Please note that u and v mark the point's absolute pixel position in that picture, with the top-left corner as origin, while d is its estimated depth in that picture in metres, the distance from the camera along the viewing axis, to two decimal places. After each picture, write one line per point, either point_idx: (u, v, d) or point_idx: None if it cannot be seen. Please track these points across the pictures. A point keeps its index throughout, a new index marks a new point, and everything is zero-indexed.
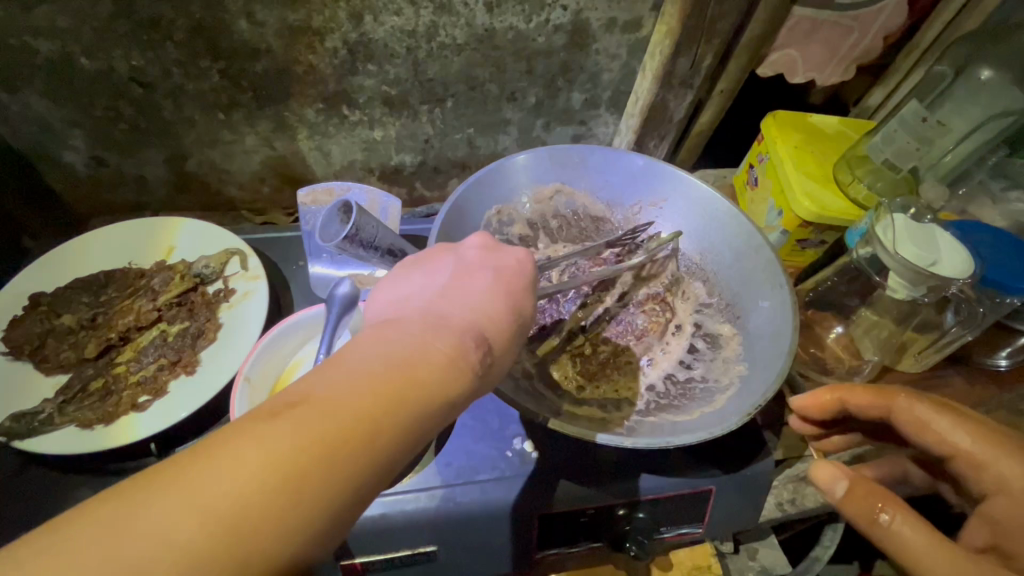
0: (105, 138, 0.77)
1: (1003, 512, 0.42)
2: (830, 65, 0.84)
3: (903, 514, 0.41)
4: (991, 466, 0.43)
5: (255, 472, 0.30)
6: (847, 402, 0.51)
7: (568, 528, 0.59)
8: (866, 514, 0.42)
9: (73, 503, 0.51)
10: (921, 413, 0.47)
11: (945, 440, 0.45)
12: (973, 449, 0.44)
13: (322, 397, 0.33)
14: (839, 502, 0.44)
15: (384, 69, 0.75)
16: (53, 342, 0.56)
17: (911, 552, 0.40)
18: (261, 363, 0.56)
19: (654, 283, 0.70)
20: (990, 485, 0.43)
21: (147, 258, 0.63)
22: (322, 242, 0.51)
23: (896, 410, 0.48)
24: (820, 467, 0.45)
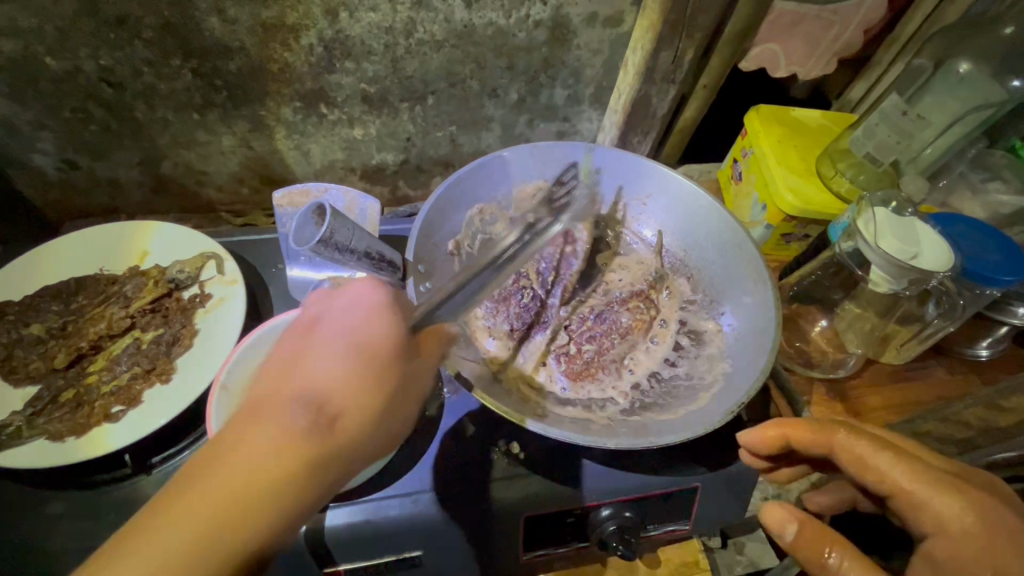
0: (75, 141, 0.75)
1: (940, 552, 0.40)
2: (811, 60, 0.84)
3: (850, 555, 0.41)
4: (926, 505, 0.42)
5: (191, 532, 0.32)
6: (789, 438, 0.49)
7: (555, 528, 0.59)
8: (819, 561, 0.42)
9: (46, 517, 0.50)
10: (861, 452, 0.45)
11: (885, 478, 0.44)
12: (911, 487, 0.43)
13: (235, 465, 0.34)
14: (790, 546, 0.43)
15: (362, 66, 0.73)
16: (22, 352, 0.54)
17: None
18: (238, 370, 0.55)
19: (637, 280, 0.69)
20: (928, 525, 0.42)
21: (120, 263, 0.62)
22: (296, 247, 0.50)
23: (838, 447, 0.46)
24: (770, 510, 0.45)
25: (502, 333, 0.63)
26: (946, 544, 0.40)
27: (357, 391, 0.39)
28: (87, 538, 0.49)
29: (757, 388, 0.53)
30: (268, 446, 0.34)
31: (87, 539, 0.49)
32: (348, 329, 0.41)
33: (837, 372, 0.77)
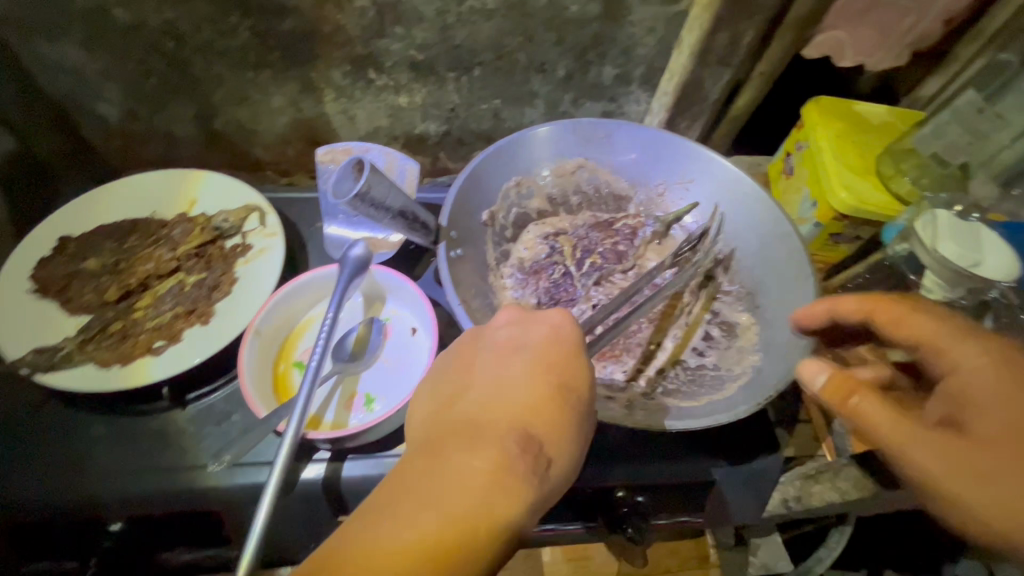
0: (137, 92, 0.79)
1: (954, 388, 0.45)
2: (881, 51, 0.79)
3: (878, 400, 0.43)
4: (950, 350, 0.46)
5: (398, 544, 0.32)
6: (833, 311, 0.50)
7: (566, 504, 0.60)
8: (845, 405, 0.44)
9: (90, 438, 0.54)
10: (905, 313, 0.47)
11: (921, 336, 0.47)
12: (937, 338, 0.46)
13: (459, 469, 0.35)
14: (817, 392, 0.46)
15: (412, 32, 0.74)
16: (78, 284, 0.58)
17: (877, 426, 0.42)
18: (274, 318, 0.57)
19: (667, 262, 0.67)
20: (946, 366, 0.46)
21: (170, 209, 0.64)
22: (334, 201, 0.51)
23: (881, 309, 0.48)
24: (804, 363, 0.47)
25: (529, 306, 0.63)
26: (960, 388, 0.45)
27: (555, 413, 0.41)
28: (125, 460, 0.53)
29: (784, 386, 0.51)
30: (476, 466, 0.36)
31: (124, 462, 0.53)
32: (526, 361, 0.44)
33: None
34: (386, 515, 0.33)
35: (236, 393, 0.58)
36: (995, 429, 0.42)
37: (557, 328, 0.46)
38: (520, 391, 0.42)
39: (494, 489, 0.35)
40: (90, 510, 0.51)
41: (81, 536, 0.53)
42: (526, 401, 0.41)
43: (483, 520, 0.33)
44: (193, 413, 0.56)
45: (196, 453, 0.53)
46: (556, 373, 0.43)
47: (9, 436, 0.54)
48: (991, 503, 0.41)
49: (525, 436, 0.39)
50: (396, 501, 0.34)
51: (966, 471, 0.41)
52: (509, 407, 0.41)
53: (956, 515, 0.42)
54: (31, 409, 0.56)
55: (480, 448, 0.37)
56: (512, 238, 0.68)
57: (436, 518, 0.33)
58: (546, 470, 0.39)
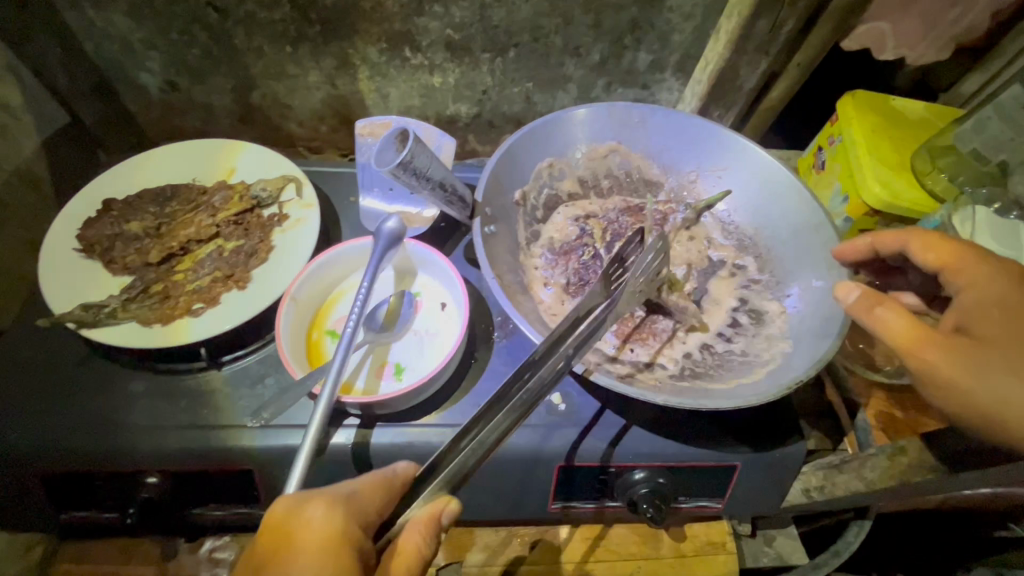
0: (178, 63, 0.80)
1: (969, 300, 0.49)
2: (923, 44, 0.78)
3: (896, 310, 0.48)
4: (965, 270, 0.50)
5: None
6: (876, 241, 0.56)
7: (587, 483, 0.60)
8: (870, 316, 0.49)
9: (129, 395, 0.56)
10: (924, 239, 0.53)
11: (950, 259, 0.51)
12: (946, 260, 0.52)
13: None
14: (849, 306, 0.50)
15: (450, 11, 0.74)
16: (122, 245, 0.59)
17: (887, 332, 0.47)
18: (309, 286, 0.58)
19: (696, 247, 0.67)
20: (964, 283, 0.50)
21: (210, 177, 0.66)
22: (377, 168, 0.52)
23: (913, 239, 0.54)
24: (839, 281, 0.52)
25: (558, 286, 0.63)
26: (987, 300, 0.48)
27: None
28: (163, 416, 0.54)
29: (815, 371, 0.51)
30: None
31: (162, 418, 0.54)
32: (309, 518, 0.42)
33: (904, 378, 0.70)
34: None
35: (271, 357, 0.59)
36: (993, 332, 0.46)
37: (362, 484, 0.45)
38: (304, 557, 0.40)
39: None
40: (131, 461, 0.52)
41: (120, 487, 0.54)
42: (311, 564, 0.40)
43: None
44: (229, 375, 0.58)
45: (231, 413, 0.55)
46: (334, 549, 0.41)
47: (53, 389, 0.56)
48: (997, 398, 0.44)
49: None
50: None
51: (967, 368, 0.45)
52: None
53: (949, 406, 0.46)
54: (74, 364, 0.58)
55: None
56: (542, 219, 0.68)
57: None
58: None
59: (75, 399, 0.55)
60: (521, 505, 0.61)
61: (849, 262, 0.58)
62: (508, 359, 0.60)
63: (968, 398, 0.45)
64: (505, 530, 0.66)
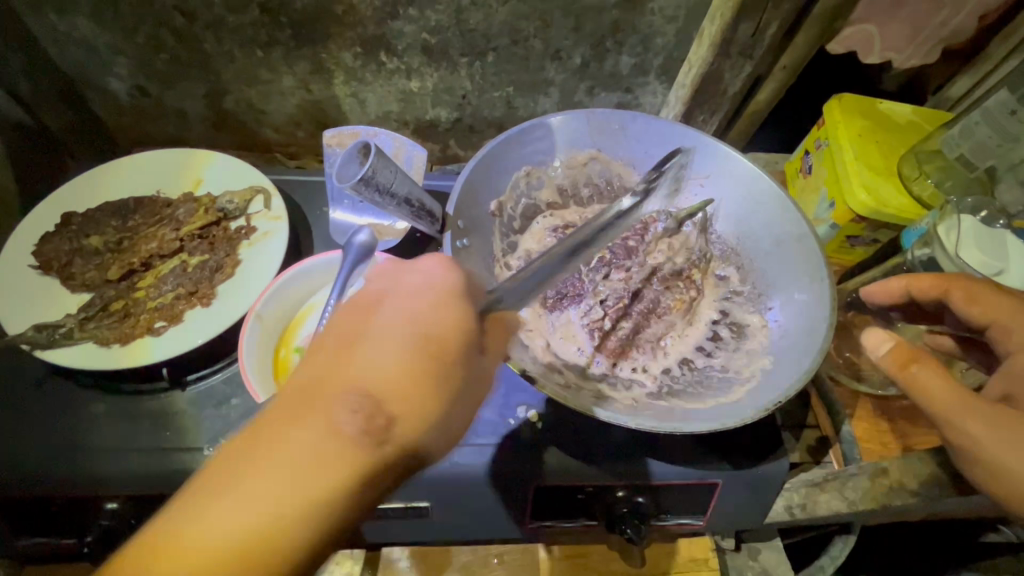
0: (147, 68, 0.78)
1: (1022, 366, 0.47)
2: (911, 46, 0.76)
3: (934, 369, 0.45)
4: (1020, 329, 0.48)
5: (216, 541, 0.31)
6: (909, 285, 0.55)
7: (564, 501, 0.59)
8: (903, 373, 0.46)
9: (88, 417, 0.54)
10: (973, 291, 0.51)
11: (990, 311, 0.50)
12: (1005, 318, 0.50)
13: (300, 443, 0.33)
14: (878, 358, 0.47)
15: (425, 14, 0.72)
16: (81, 261, 0.57)
17: (929, 394, 0.44)
18: (276, 302, 0.56)
19: (679, 259, 0.65)
20: (1016, 345, 0.48)
21: (175, 188, 0.64)
22: (338, 184, 0.50)
23: (955, 288, 0.52)
24: (869, 331, 0.48)
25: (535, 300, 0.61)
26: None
27: (405, 376, 0.37)
28: (123, 439, 0.53)
29: (796, 390, 0.50)
30: (301, 439, 0.33)
31: (122, 441, 0.53)
32: (372, 313, 0.39)
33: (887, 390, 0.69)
34: (200, 515, 0.32)
35: (237, 375, 0.57)
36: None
37: (417, 282, 0.41)
38: (369, 352, 0.37)
39: (330, 454, 0.33)
40: (90, 488, 0.51)
41: (80, 513, 0.53)
42: (376, 357, 0.37)
43: (301, 499, 0.32)
44: (193, 395, 0.56)
45: (195, 435, 0.53)
46: (399, 345, 0.37)
47: (7, 411, 0.54)
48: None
49: (366, 396, 0.35)
50: (210, 489, 0.32)
51: (1020, 444, 0.41)
52: (353, 366, 0.36)
53: (988, 477, 0.43)
54: (32, 384, 0.56)
55: (307, 417, 0.34)
56: (519, 229, 0.66)
57: (273, 518, 0.32)
58: (395, 428, 0.36)
59: (32, 422, 0.54)
60: (498, 525, 0.60)
61: (878, 302, 0.58)
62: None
63: (1013, 475, 0.41)
64: (483, 549, 0.65)
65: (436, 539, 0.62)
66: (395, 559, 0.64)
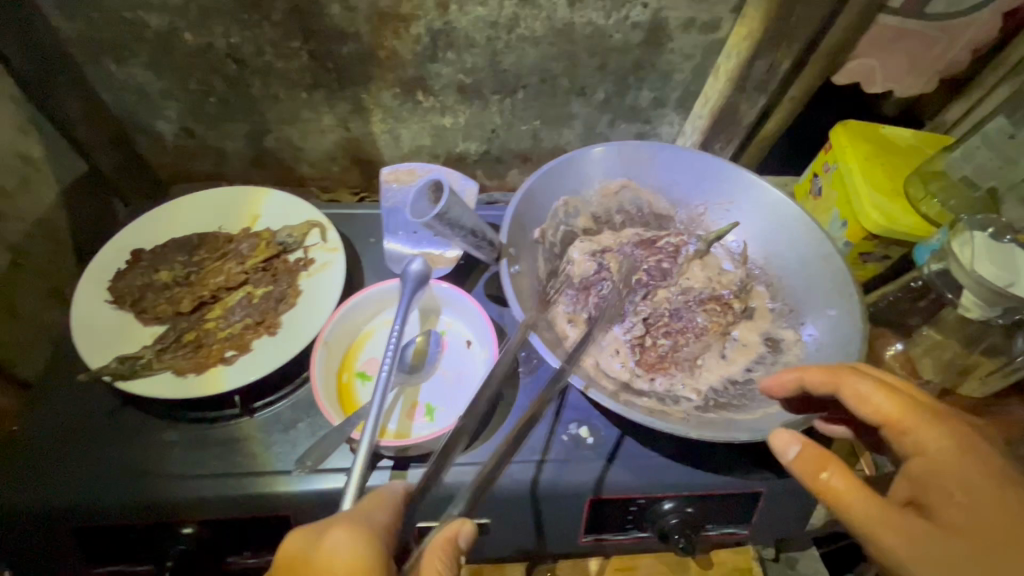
0: (195, 110, 0.82)
1: (918, 470, 0.44)
2: (909, 77, 0.82)
3: (844, 477, 0.43)
4: (912, 430, 0.45)
5: None
6: (802, 380, 0.51)
7: (617, 515, 0.61)
8: (813, 480, 0.44)
9: (162, 444, 0.56)
10: (857, 388, 0.47)
11: (868, 409, 0.47)
12: (893, 412, 0.46)
13: None
14: (788, 463, 0.46)
15: (462, 57, 0.77)
16: (153, 294, 0.60)
17: (847, 502, 0.43)
18: (339, 329, 0.60)
19: (722, 287, 0.68)
20: (910, 447, 0.45)
21: (235, 224, 0.67)
22: (413, 219, 0.54)
23: (842, 385, 0.48)
24: (774, 434, 0.47)
25: (581, 321, 0.64)
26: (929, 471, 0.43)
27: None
28: (200, 465, 0.55)
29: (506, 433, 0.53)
30: None
31: (198, 467, 0.55)
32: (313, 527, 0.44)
33: None
34: None
35: (302, 401, 0.60)
36: (956, 520, 0.41)
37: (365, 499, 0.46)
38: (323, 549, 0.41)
39: None
40: (170, 512, 0.53)
41: (155, 541, 0.54)
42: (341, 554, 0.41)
43: None
44: (261, 421, 0.58)
45: (265, 459, 0.56)
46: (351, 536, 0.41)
47: (86, 439, 0.56)
48: None
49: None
50: None
51: (924, 557, 0.40)
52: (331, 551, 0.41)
53: None
54: (105, 414, 0.58)
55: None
56: (560, 255, 0.70)
57: None
58: None
59: (107, 452, 0.55)
60: (554, 539, 0.62)
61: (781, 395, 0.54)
62: (532, 394, 0.64)
63: None
64: (536, 565, 0.67)
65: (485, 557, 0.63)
66: None
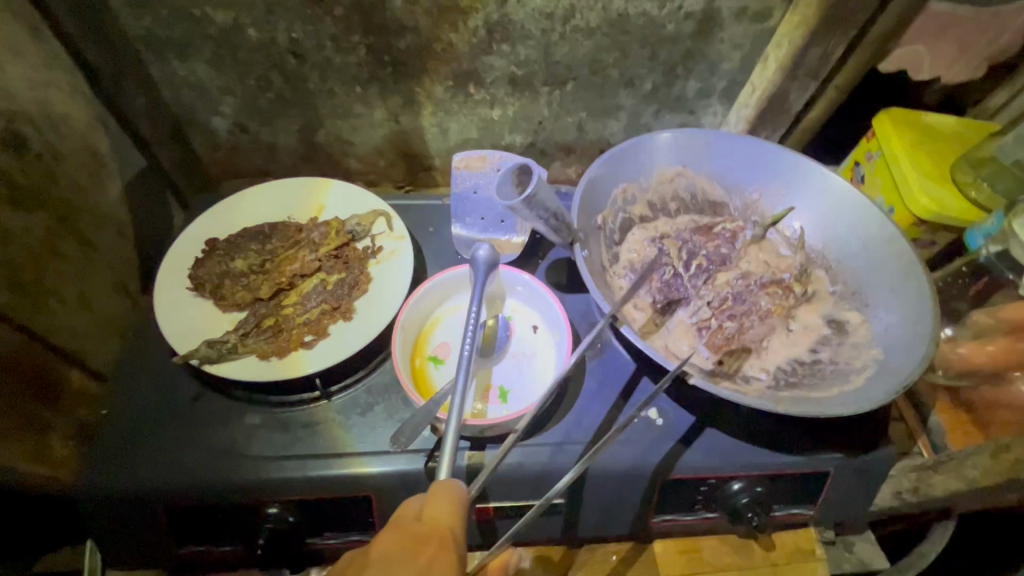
0: (252, 106, 0.83)
1: None
2: (958, 64, 0.83)
3: None
4: None
5: None
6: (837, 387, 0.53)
7: (688, 495, 0.62)
8: None
9: (245, 427, 0.58)
10: None
11: None
12: None
13: None
14: None
15: (516, 49, 0.78)
16: (231, 281, 0.61)
17: None
18: (413, 313, 0.61)
19: (782, 271, 0.68)
20: None
21: (303, 214, 0.68)
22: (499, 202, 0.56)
23: None
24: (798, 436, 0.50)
25: (646, 305, 0.65)
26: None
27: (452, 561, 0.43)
28: (284, 446, 0.56)
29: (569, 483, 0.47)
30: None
31: (282, 449, 0.56)
32: (397, 542, 0.43)
33: None
34: None
35: (376, 384, 0.61)
36: None
37: (429, 507, 0.44)
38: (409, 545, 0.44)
39: None
40: (258, 493, 0.54)
41: (241, 521, 0.56)
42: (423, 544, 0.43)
43: None
44: (339, 405, 0.59)
45: (346, 441, 0.57)
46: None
47: (172, 423, 0.58)
48: None
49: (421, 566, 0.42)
50: None
51: None
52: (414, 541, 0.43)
53: None
54: (187, 399, 0.59)
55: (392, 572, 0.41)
56: (619, 241, 0.70)
57: None
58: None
59: (192, 436, 0.57)
60: (624, 520, 0.63)
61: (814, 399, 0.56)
62: (601, 377, 0.65)
63: None
64: (602, 548, 0.67)
65: (554, 536, 0.64)
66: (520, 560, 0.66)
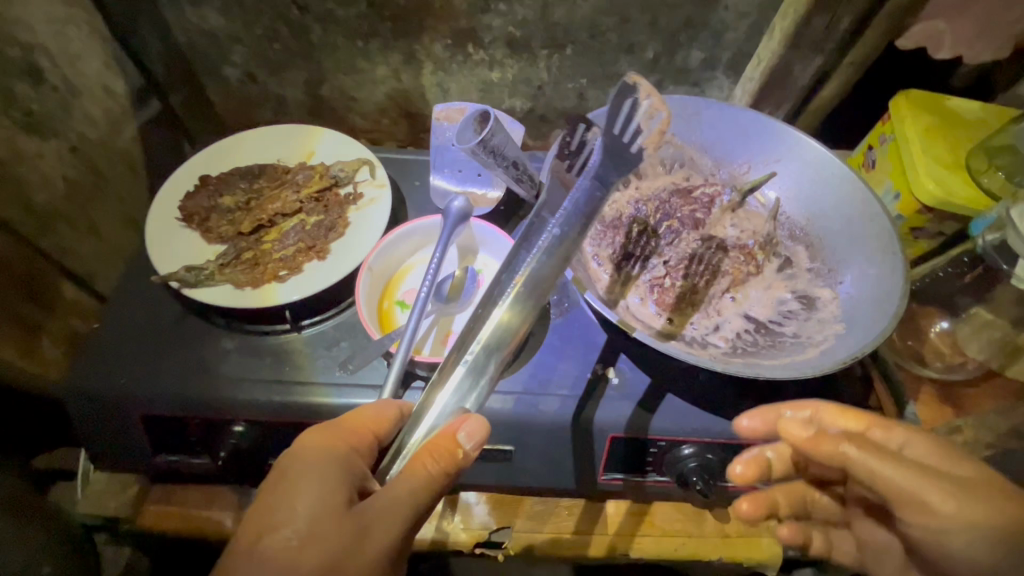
0: (259, 57, 0.86)
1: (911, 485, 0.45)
2: (982, 42, 0.78)
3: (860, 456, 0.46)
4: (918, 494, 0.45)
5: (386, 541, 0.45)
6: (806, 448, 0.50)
7: (637, 455, 0.62)
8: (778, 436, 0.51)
9: (218, 351, 0.62)
10: (872, 465, 0.46)
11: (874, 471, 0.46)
12: (904, 482, 0.45)
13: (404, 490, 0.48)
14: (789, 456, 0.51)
15: (514, 9, 0.79)
16: (217, 215, 0.65)
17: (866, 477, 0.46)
18: (384, 257, 0.64)
19: (746, 236, 0.69)
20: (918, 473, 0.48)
21: (292, 158, 0.71)
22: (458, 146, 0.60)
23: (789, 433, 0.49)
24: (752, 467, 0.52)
25: (611, 261, 0.66)
26: (896, 495, 0.46)
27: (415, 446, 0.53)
28: (250, 371, 0.60)
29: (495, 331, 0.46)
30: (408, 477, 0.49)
31: (250, 373, 0.60)
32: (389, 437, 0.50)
33: (951, 375, 0.75)
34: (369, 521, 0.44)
35: (344, 322, 0.64)
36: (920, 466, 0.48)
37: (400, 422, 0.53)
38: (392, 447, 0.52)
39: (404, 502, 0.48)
40: (225, 410, 0.58)
41: (210, 436, 0.60)
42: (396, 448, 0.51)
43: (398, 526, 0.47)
44: (307, 338, 0.63)
45: (309, 371, 0.60)
46: (470, 452, 0.45)
47: (153, 340, 0.62)
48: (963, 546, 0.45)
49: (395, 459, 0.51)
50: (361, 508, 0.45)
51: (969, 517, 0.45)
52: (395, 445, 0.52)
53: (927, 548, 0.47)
54: (170, 322, 0.64)
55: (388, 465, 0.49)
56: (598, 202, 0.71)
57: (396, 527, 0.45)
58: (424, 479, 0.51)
59: (169, 355, 0.61)
60: (576, 476, 0.64)
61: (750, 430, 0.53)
62: (563, 335, 0.67)
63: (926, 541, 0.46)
64: (555, 501, 0.69)
65: (504, 485, 0.66)
66: (473, 503, 0.68)
